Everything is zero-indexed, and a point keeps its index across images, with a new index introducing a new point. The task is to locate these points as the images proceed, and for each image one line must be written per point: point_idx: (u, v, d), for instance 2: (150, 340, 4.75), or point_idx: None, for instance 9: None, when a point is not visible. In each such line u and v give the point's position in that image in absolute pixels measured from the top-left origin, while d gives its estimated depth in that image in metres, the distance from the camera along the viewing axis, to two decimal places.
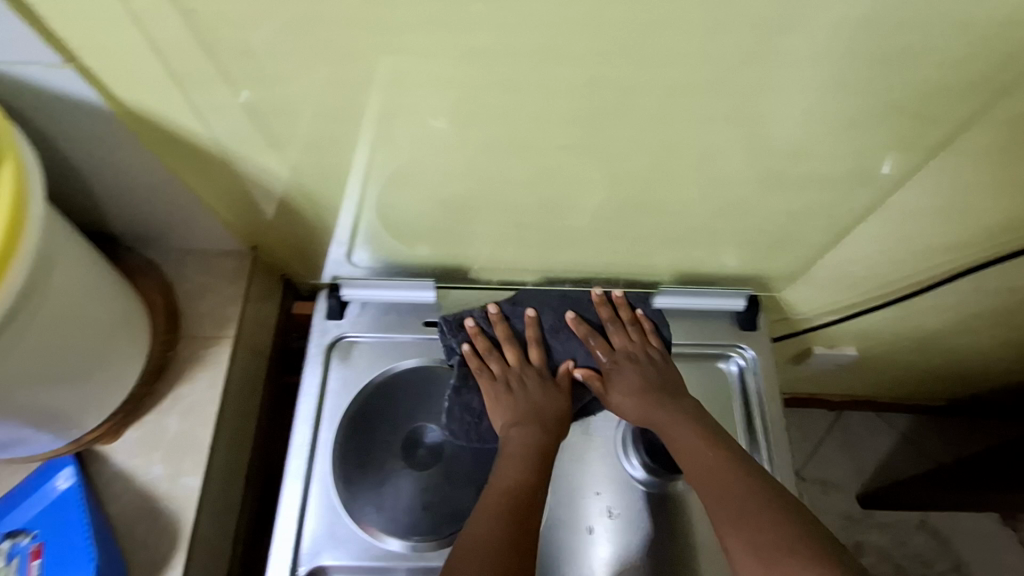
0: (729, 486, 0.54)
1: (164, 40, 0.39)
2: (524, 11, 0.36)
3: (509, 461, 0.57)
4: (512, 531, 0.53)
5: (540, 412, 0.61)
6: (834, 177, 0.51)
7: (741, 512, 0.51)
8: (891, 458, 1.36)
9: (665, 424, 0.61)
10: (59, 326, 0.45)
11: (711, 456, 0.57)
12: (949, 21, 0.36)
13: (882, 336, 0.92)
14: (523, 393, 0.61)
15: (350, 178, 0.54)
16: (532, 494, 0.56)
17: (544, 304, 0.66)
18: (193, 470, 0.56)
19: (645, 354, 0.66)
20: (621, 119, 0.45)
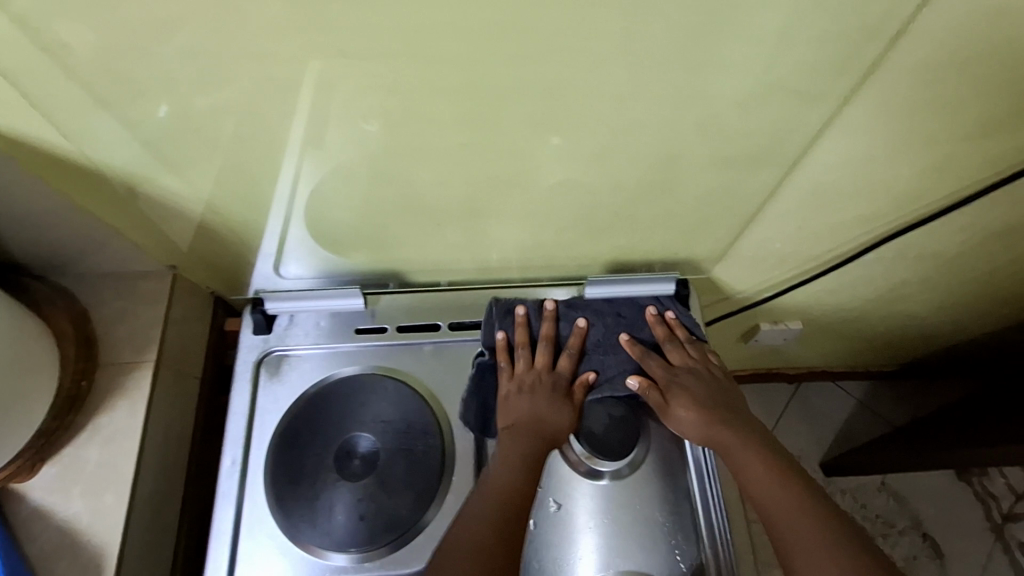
0: (805, 519, 0.56)
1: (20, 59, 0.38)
2: (382, 10, 0.36)
3: (505, 467, 0.59)
4: (493, 535, 0.55)
5: (544, 422, 0.63)
6: (732, 159, 0.52)
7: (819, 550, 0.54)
8: (850, 425, 1.40)
9: (729, 445, 0.63)
10: None
11: (771, 481, 0.59)
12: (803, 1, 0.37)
13: (823, 307, 0.94)
14: (538, 398, 0.64)
15: (255, 190, 0.52)
16: (519, 499, 0.57)
17: (592, 318, 0.68)
18: (115, 501, 0.55)
19: (705, 371, 0.68)
20: (514, 112, 0.45)
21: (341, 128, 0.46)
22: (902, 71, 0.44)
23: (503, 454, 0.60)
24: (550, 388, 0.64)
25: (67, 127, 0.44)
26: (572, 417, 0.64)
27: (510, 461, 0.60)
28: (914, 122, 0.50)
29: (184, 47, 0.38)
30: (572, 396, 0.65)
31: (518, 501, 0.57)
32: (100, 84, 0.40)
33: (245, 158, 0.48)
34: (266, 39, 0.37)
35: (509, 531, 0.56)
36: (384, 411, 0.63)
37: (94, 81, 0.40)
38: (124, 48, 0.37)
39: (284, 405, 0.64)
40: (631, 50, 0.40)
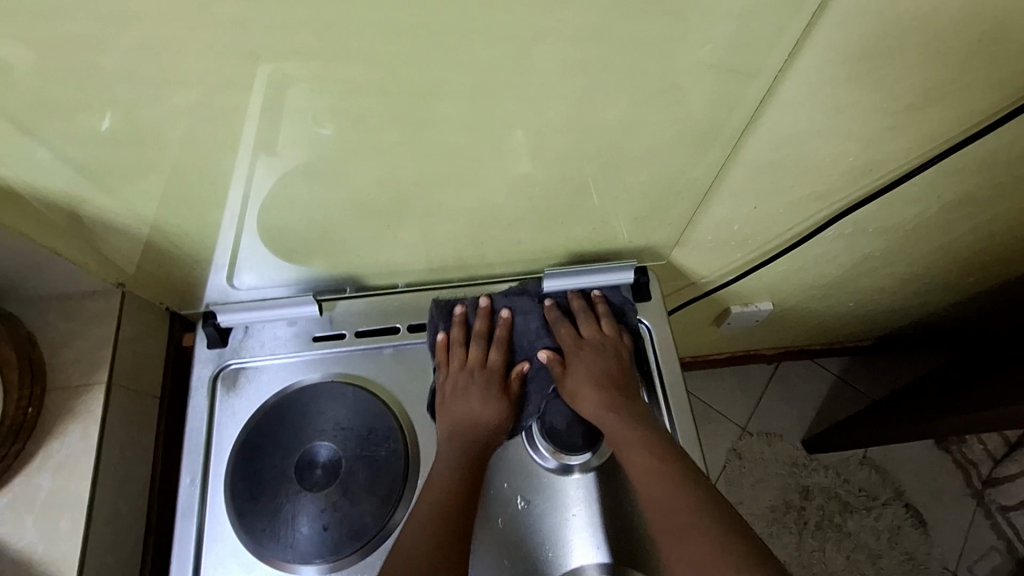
0: (681, 502, 0.56)
1: None
2: (288, 9, 0.35)
3: (440, 468, 0.60)
4: (437, 554, 0.55)
5: (473, 417, 0.64)
6: (674, 142, 0.52)
7: (690, 541, 0.54)
8: (830, 402, 1.41)
9: (618, 428, 0.62)
10: None
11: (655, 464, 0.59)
12: None
13: (790, 287, 0.94)
14: (468, 396, 0.65)
15: (191, 201, 0.51)
16: (458, 500, 0.58)
17: (524, 313, 0.69)
18: (71, 527, 0.54)
19: (617, 355, 0.68)
20: (443, 107, 0.44)
21: (271, 136, 0.45)
22: (832, 43, 0.44)
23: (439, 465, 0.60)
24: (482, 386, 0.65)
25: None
26: (506, 416, 0.65)
27: (447, 467, 0.60)
28: (851, 95, 0.50)
29: (88, 58, 0.36)
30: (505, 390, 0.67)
31: (457, 506, 0.58)
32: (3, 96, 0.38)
33: (172, 171, 0.47)
34: (170, 45, 0.36)
35: (452, 537, 0.56)
36: (342, 417, 0.63)
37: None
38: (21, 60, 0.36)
39: (244, 419, 0.64)
40: (553, 37, 0.39)
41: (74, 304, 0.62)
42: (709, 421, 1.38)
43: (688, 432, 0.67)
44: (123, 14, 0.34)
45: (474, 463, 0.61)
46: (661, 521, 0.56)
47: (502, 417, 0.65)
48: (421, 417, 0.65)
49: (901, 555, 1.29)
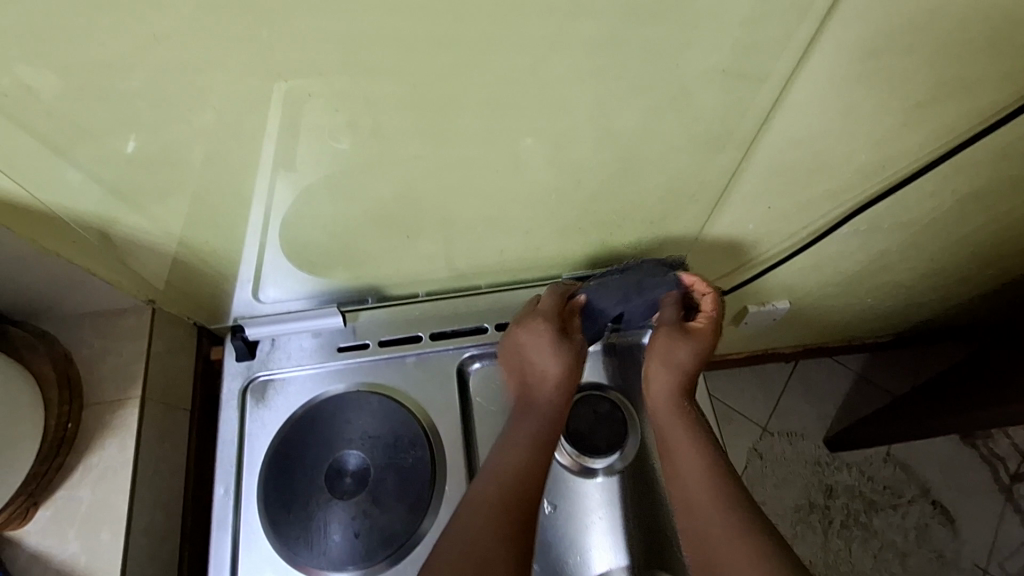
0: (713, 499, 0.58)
1: None
2: (315, 36, 0.36)
3: (513, 452, 0.60)
4: (506, 526, 0.56)
5: (547, 381, 0.64)
6: (689, 147, 0.53)
7: (734, 534, 0.56)
8: (851, 399, 1.40)
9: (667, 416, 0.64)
10: None
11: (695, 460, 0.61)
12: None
13: (806, 284, 0.94)
14: (544, 355, 0.64)
15: (219, 218, 0.53)
16: (528, 481, 0.59)
17: (609, 283, 0.66)
18: (112, 540, 0.56)
19: (710, 346, 0.69)
20: (460, 118, 0.45)
21: (297, 153, 0.46)
22: (844, 45, 0.45)
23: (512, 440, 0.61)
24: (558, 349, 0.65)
25: (18, 173, 0.44)
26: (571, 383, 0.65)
27: (522, 441, 0.61)
28: (862, 94, 0.50)
29: (123, 86, 0.38)
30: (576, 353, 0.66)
31: (531, 488, 0.58)
32: (43, 123, 0.40)
33: (201, 188, 0.49)
34: (200, 72, 0.38)
35: (523, 521, 0.57)
36: (370, 425, 0.64)
37: (35, 120, 0.40)
38: (61, 89, 0.38)
39: (274, 430, 0.65)
40: (566, 47, 0.40)
41: (107, 321, 0.64)
42: (729, 421, 1.38)
43: None
44: (156, 45, 0.35)
45: (547, 442, 0.61)
46: (700, 518, 0.58)
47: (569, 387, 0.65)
48: (446, 423, 0.66)
49: (929, 552, 1.27)
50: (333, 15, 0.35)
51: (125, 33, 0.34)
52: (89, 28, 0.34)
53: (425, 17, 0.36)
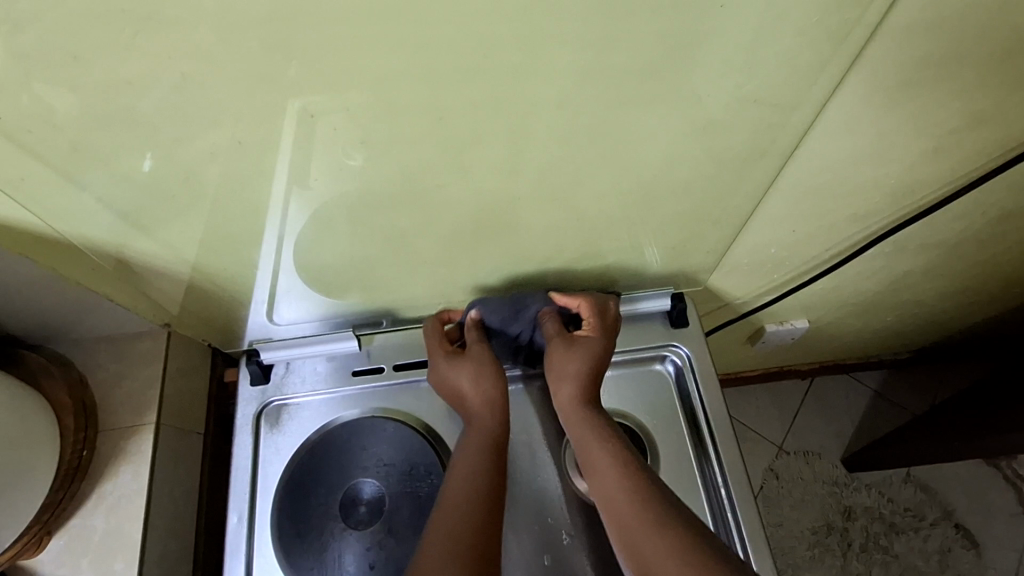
0: (631, 500, 0.55)
1: None
2: (342, 69, 0.36)
3: (454, 487, 0.56)
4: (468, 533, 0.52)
5: (457, 396, 0.63)
6: (711, 173, 0.52)
7: (659, 534, 0.51)
8: (870, 418, 1.37)
9: (581, 427, 0.62)
10: None
11: (609, 465, 0.58)
12: (761, 25, 0.37)
13: (826, 304, 0.92)
14: (451, 372, 0.64)
15: (238, 243, 0.52)
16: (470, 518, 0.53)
17: (489, 300, 0.64)
18: (125, 569, 0.55)
19: (604, 356, 0.65)
20: (484, 144, 0.45)
21: (316, 181, 0.46)
22: (873, 74, 0.44)
23: (462, 460, 0.59)
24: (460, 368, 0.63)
25: (39, 201, 0.44)
26: (496, 395, 0.63)
27: (468, 466, 0.58)
28: (889, 123, 0.50)
29: (147, 116, 0.38)
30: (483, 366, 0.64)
31: (473, 523, 0.52)
32: (66, 154, 0.40)
33: (220, 214, 0.48)
34: (227, 102, 0.38)
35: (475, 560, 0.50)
36: (384, 452, 0.63)
37: (57, 149, 0.39)
38: (87, 120, 0.37)
39: (288, 455, 0.64)
40: (596, 75, 0.39)
41: (122, 344, 0.64)
42: (744, 440, 1.35)
43: (741, 483, 0.63)
44: (180, 78, 0.35)
45: (485, 470, 0.57)
46: (632, 536, 0.53)
47: (499, 401, 0.63)
48: None
49: None
50: (366, 45, 0.35)
51: (156, 65, 0.34)
52: (119, 59, 0.34)
53: (452, 50, 0.36)
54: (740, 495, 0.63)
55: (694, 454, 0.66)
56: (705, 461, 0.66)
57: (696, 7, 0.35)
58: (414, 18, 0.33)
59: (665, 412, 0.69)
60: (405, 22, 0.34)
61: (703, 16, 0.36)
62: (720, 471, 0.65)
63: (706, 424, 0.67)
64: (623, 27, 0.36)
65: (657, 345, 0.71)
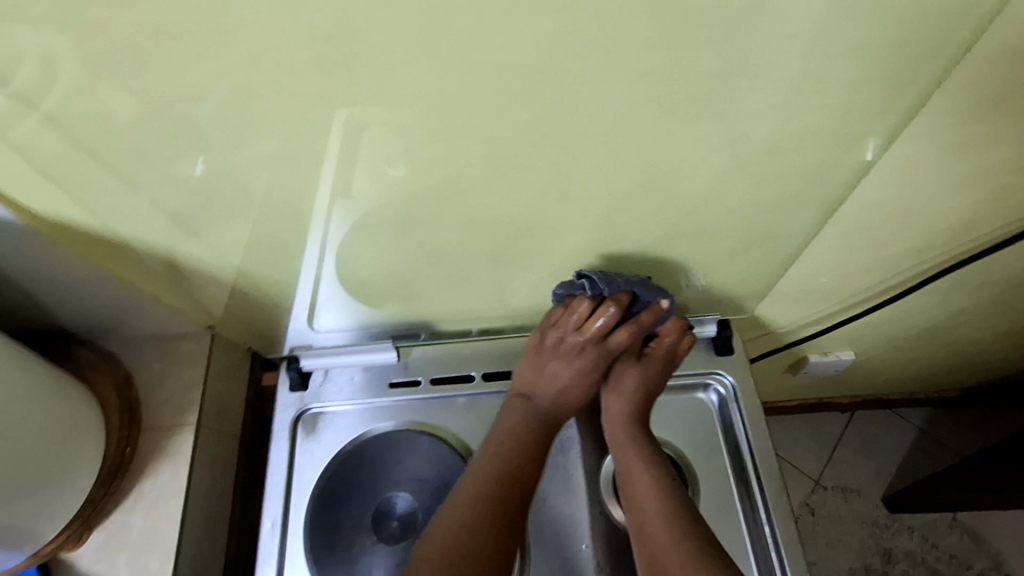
0: (651, 496, 0.57)
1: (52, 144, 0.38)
2: (404, 82, 0.36)
3: (481, 466, 0.60)
4: (479, 516, 0.56)
5: (540, 382, 0.66)
6: (772, 197, 0.50)
7: (671, 535, 0.54)
8: (913, 458, 1.31)
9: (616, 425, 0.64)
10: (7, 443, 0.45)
11: (634, 458, 0.60)
12: (842, 47, 0.35)
13: (874, 336, 0.89)
14: (549, 356, 0.66)
15: (286, 251, 0.53)
16: (512, 479, 0.59)
17: (639, 285, 0.59)
18: (160, 569, 0.55)
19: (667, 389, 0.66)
20: (537, 161, 0.44)
21: (367, 192, 0.46)
22: (955, 103, 0.42)
23: (498, 440, 0.62)
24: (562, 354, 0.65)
25: (101, 205, 0.45)
26: (569, 395, 0.66)
27: (502, 445, 0.62)
28: (965, 154, 0.47)
29: (213, 125, 0.38)
30: (582, 364, 0.66)
31: (509, 482, 0.59)
32: (131, 159, 0.41)
33: (271, 221, 0.49)
34: (290, 112, 0.38)
35: (508, 512, 0.57)
36: (420, 468, 0.63)
37: (124, 155, 0.40)
38: (154, 127, 0.38)
39: (322, 465, 0.64)
40: (658, 97, 0.38)
41: (167, 344, 0.65)
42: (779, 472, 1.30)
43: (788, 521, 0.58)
44: (246, 84, 0.35)
45: (523, 450, 0.61)
46: (642, 529, 0.56)
47: (563, 404, 0.66)
48: None
49: None
50: (432, 60, 0.35)
51: (224, 77, 0.35)
52: (191, 69, 0.34)
53: (518, 66, 0.35)
54: (786, 536, 0.58)
55: (738, 492, 0.61)
56: (749, 500, 0.61)
57: (768, 29, 0.34)
58: (479, 35, 0.33)
59: (709, 445, 0.64)
60: (469, 39, 0.33)
61: (782, 36, 0.34)
62: (765, 508, 0.59)
63: (750, 457, 0.62)
64: (696, 46, 0.35)
65: (698, 375, 0.67)
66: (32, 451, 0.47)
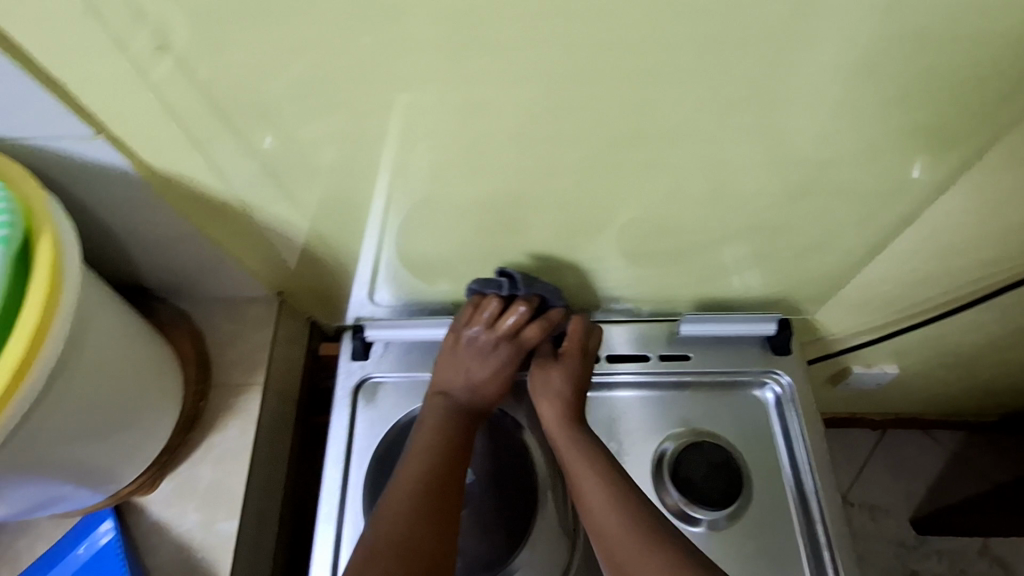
0: (600, 489, 0.57)
1: (173, 104, 0.38)
2: (527, 68, 0.36)
3: (418, 462, 0.58)
4: (421, 504, 0.55)
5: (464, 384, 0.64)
6: (857, 197, 0.50)
7: (622, 524, 0.54)
8: (944, 480, 1.29)
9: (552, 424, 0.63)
10: (107, 385, 0.46)
11: (578, 451, 0.60)
12: (967, 47, 0.35)
13: (924, 350, 0.88)
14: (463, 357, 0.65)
15: (367, 226, 0.53)
16: (448, 480, 0.58)
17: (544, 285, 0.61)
18: (227, 518, 0.57)
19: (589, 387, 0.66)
20: (636, 159, 0.44)
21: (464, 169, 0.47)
22: None
23: (426, 439, 0.60)
24: (477, 354, 0.64)
25: (203, 173, 0.46)
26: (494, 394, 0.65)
27: (432, 443, 0.60)
28: None
29: (332, 110, 0.38)
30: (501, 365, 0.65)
31: (449, 475, 0.58)
32: (244, 138, 0.41)
33: (361, 201, 0.49)
34: None
35: (449, 502, 0.56)
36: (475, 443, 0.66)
37: (238, 133, 0.40)
38: (274, 109, 0.38)
39: (381, 433, 0.66)
40: (774, 96, 0.38)
41: (235, 307, 0.66)
42: None
43: (840, 522, 0.60)
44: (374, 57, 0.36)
45: (455, 444, 0.60)
46: (595, 521, 0.56)
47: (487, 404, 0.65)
48: None
49: None
50: (561, 49, 0.35)
51: (356, 65, 0.35)
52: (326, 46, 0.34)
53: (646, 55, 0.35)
54: (838, 535, 0.60)
55: (792, 492, 0.62)
56: (803, 501, 0.62)
57: (905, 27, 0.34)
58: (615, 27, 0.33)
59: (762, 442, 0.64)
60: (605, 35, 0.34)
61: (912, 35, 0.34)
62: (819, 510, 0.61)
63: (806, 457, 0.63)
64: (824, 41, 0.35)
65: (756, 373, 0.66)
66: (122, 413, 0.49)
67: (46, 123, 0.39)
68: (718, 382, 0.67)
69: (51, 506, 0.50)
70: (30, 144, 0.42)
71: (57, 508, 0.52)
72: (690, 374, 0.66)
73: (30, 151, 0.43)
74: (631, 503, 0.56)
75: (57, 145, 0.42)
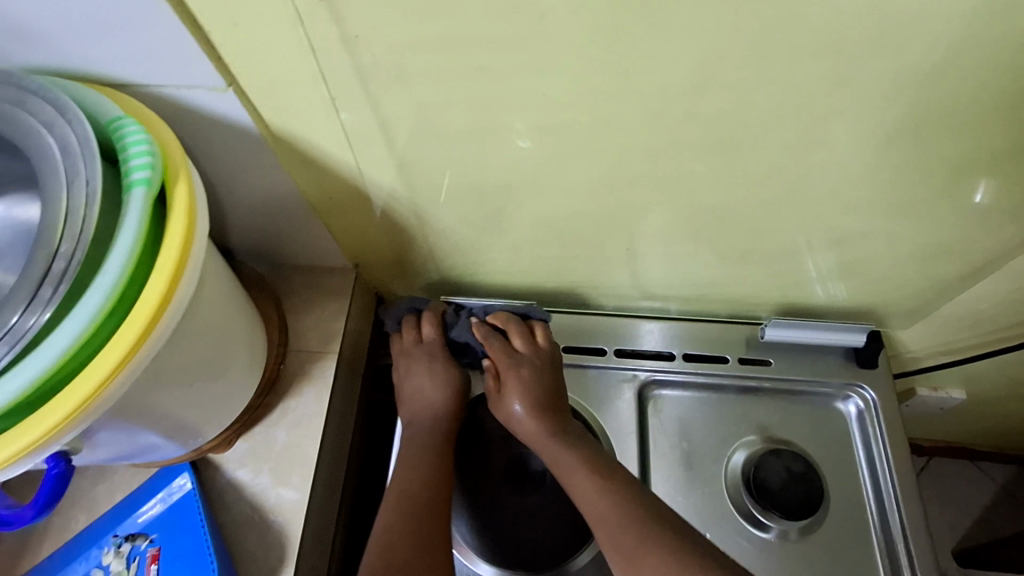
0: (588, 489, 0.53)
1: (313, 57, 0.38)
2: (685, 41, 0.35)
3: (403, 485, 0.57)
4: (410, 524, 0.54)
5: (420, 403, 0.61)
6: (984, 207, 0.48)
7: (615, 523, 0.51)
8: (991, 514, 1.25)
9: (532, 435, 0.58)
10: (214, 338, 0.47)
11: (561, 452, 0.56)
12: None
13: (998, 376, 0.85)
14: (407, 380, 0.63)
15: (465, 204, 0.53)
16: (432, 502, 0.56)
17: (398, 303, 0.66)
18: (301, 481, 0.58)
19: (550, 380, 0.60)
20: (765, 149, 0.43)
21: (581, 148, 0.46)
22: None
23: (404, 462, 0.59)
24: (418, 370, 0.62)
25: (319, 134, 0.45)
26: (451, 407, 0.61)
27: (410, 463, 0.58)
28: None
29: (473, 78, 0.38)
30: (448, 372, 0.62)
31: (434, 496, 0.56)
32: (375, 100, 0.41)
33: (468, 179, 0.48)
34: None
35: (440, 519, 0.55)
36: None
37: (371, 94, 0.40)
38: (414, 70, 0.38)
39: None
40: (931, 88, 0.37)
41: (312, 276, 0.67)
42: None
43: (923, 547, 0.58)
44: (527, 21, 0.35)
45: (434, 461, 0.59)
46: (596, 522, 0.52)
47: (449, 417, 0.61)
48: (626, 447, 0.63)
49: None
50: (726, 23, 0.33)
51: (514, 34, 0.35)
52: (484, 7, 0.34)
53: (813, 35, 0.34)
54: (921, 560, 0.58)
55: (872, 513, 0.60)
56: (883, 522, 0.60)
57: None
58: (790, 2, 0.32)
59: (843, 456, 0.63)
60: (780, 9, 0.33)
61: None
62: (901, 533, 0.59)
63: (889, 477, 0.61)
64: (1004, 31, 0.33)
65: (840, 385, 0.65)
66: (219, 369, 0.49)
67: (183, 70, 0.39)
68: (800, 390, 0.65)
69: (139, 456, 0.51)
70: (160, 92, 0.42)
71: (142, 458, 0.52)
72: (769, 381, 0.65)
73: (158, 100, 0.43)
74: (626, 499, 0.52)
75: (186, 94, 0.42)
